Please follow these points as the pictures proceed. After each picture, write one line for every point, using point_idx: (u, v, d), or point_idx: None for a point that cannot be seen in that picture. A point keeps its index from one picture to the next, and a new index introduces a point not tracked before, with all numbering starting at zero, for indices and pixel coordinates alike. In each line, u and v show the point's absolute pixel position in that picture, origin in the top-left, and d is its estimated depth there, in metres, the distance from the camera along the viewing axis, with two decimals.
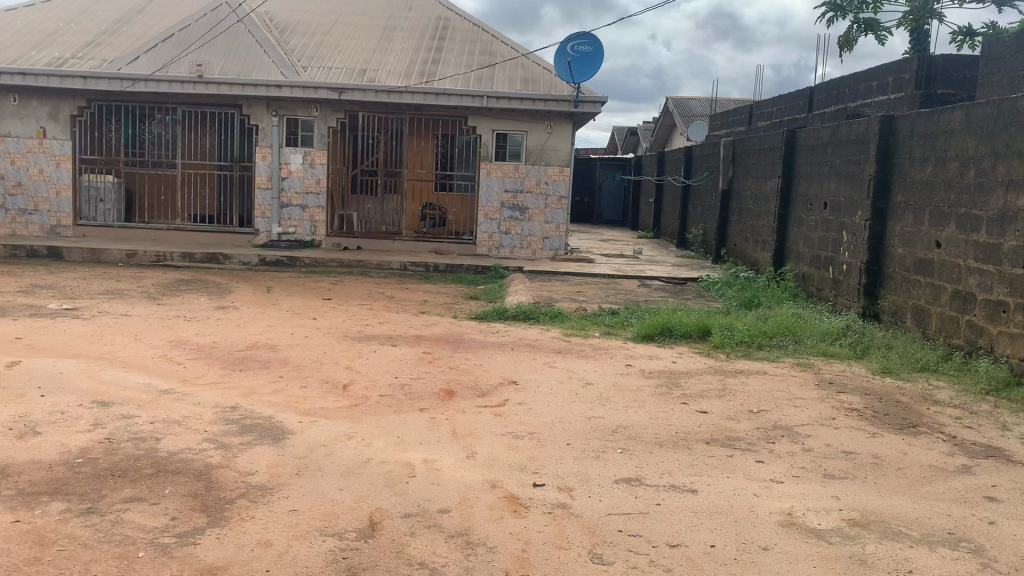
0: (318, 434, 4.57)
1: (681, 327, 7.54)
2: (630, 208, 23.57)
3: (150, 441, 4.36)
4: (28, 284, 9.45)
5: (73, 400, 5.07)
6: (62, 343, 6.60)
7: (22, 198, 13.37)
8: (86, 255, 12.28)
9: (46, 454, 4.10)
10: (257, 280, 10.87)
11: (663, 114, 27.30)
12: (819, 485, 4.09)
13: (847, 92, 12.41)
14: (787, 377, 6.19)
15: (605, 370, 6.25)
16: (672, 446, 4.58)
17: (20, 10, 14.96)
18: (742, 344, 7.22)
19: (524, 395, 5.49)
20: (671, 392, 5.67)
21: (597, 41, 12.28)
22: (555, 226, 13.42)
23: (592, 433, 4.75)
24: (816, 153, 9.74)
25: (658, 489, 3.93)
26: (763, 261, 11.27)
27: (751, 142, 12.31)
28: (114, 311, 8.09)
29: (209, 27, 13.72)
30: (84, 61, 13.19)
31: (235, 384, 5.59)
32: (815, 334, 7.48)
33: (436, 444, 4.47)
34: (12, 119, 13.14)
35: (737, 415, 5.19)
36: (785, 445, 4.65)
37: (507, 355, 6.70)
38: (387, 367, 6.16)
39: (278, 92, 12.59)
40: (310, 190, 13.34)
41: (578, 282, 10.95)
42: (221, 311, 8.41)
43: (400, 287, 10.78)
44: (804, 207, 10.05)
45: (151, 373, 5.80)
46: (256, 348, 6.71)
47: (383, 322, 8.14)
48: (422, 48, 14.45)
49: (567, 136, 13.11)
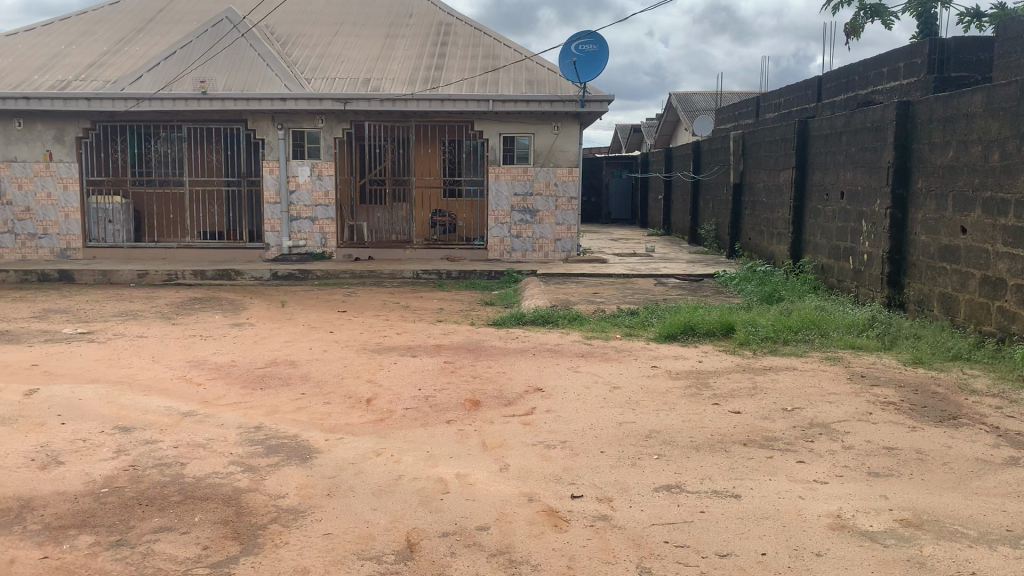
0: (346, 452, 4.48)
1: (704, 325, 7.41)
2: (639, 206, 23.47)
3: (176, 467, 4.27)
4: (41, 309, 9.39)
5: (94, 427, 4.98)
6: (80, 368, 6.52)
7: (30, 223, 13.33)
8: (98, 277, 12.22)
9: (71, 484, 4.01)
10: (270, 295, 10.80)
11: (667, 110, 27.17)
12: (865, 484, 3.96)
13: (857, 79, 12.27)
14: (817, 372, 6.07)
15: (631, 373, 6.13)
16: (709, 449, 4.46)
17: (22, 34, 14.91)
18: (768, 340, 7.10)
19: (552, 403, 5.38)
20: (701, 393, 5.55)
21: (602, 40, 12.18)
22: (567, 227, 13.33)
23: (626, 439, 4.63)
24: (830, 143, 9.60)
25: (700, 496, 3.82)
26: (780, 254, 11.13)
27: (761, 134, 12.16)
28: (129, 333, 8.01)
29: (211, 44, 13.69)
30: (87, 82, 13.14)
31: (257, 403, 5.50)
32: (841, 326, 7.35)
33: (467, 457, 4.36)
34: (18, 144, 13.09)
35: (772, 414, 5.08)
36: (825, 443, 4.53)
37: (530, 361, 6.58)
38: (409, 379, 6.05)
39: (283, 105, 12.51)
40: (319, 202, 13.29)
41: (593, 283, 10.85)
42: (237, 328, 8.33)
43: (414, 296, 10.69)
44: (820, 198, 9.91)
45: (171, 395, 5.71)
46: (276, 364, 6.62)
47: (401, 332, 8.03)
48: (425, 54, 14.37)
49: (576, 136, 13.01)
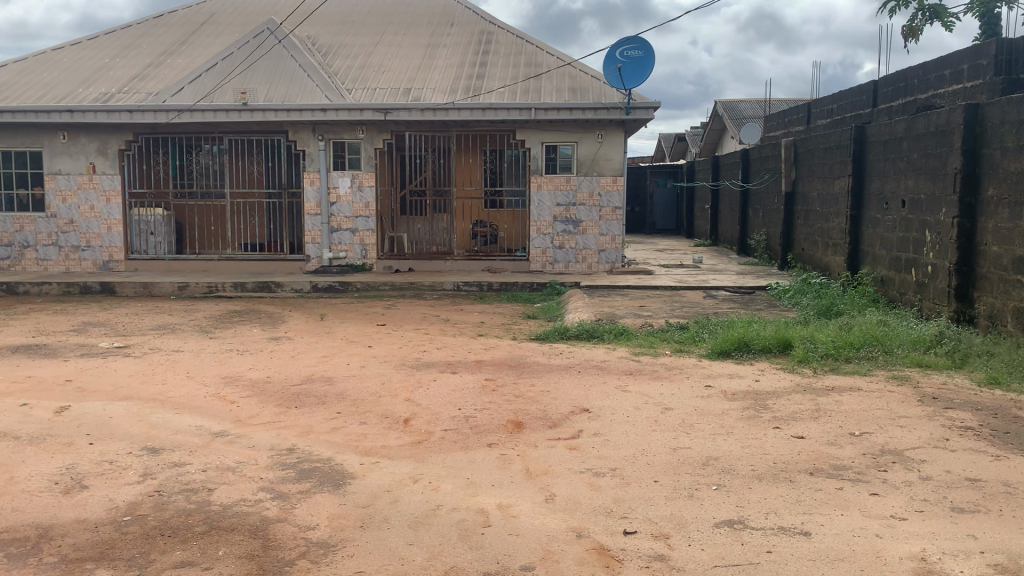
0: (382, 477, 4.21)
1: (759, 342, 7.05)
2: (684, 216, 23.01)
3: (202, 493, 4.04)
4: (80, 322, 9.31)
5: (122, 448, 4.78)
6: (113, 384, 6.36)
7: (74, 235, 13.39)
8: (139, 289, 12.20)
9: (93, 511, 3.80)
10: (309, 308, 10.62)
11: (712, 118, 26.68)
12: (949, 521, 3.57)
13: (916, 82, 11.78)
14: (884, 394, 5.64)
15: (683, 393, 5.77)
16: (773, 479, 4.11)
17: (68, 48, 15.03)
18: (828, 358, 6.72)
19: (600, 425, 5.06)
20: (760, 416, 5.19)
21: (647, 45, 11.86)
22: (611, 238, 12.99)
23: (681, 467, 4.31)
24: (890, 148, 9.16)
25: (766, 533, 3.47)
26: (836, 265, 10.68)
27: (815, 140, 11.71)
28: (165, 347, 7.87)
29: (253, 55, 13.66)
30: (129, 95, 13.16)
31: (291, 423, 5.27)
32: (905, 342, 6.92)
33: (510, 486, 4.06)
34: (62, 157, 13.15)
35: (839, 440, 4.71)
36: (900, 473, 4.15)
37: (575, 379, 6.27)
38: (449, 398, 5.77)
39: (324, 116, 12.38)
40: (360, 214, 13.14)
41: (639, 296, 10.51)
42: (275, 342, 8.15)
43: (455, 309, 10.44)
44: (879, 207, 9.47)
45: (203, 414, 5.51)
46: (312, 381, 6.40)
47: (441, 347, 7.78)
48: (466, 63, 14.19)
49: (620, 145, 12.69)
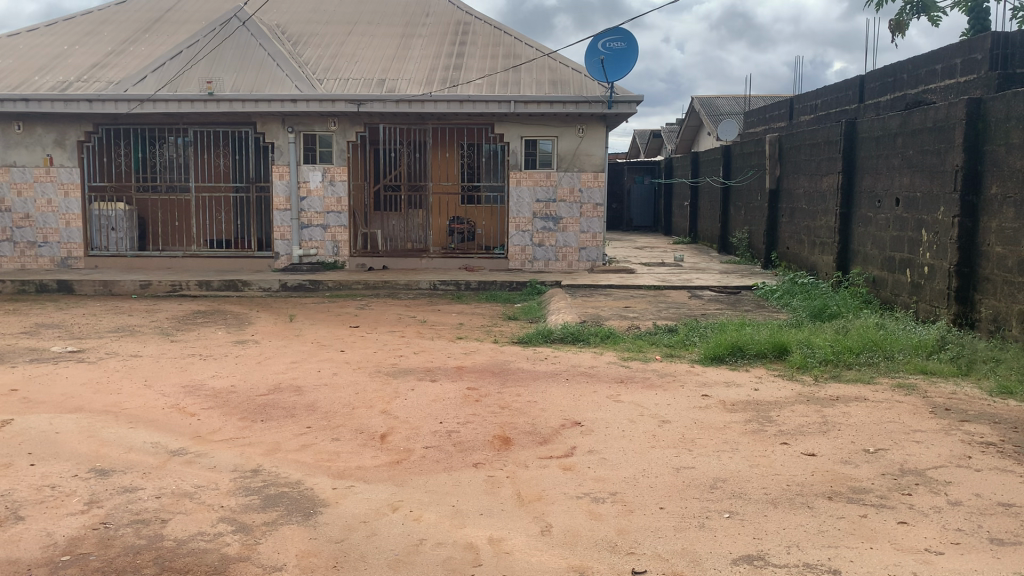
0: (357, 504, 3.80)
1: (755, 346, 6.71)
2: (663, 213, 22.70)
3: (155, 525, 3.59)
4: (34, 324, 8.75)
5: (67, 469, 4.31)
6: (62, 395, 5.84)
7: (30, 231, 12.75)
8: (98, 288, 11.62)
9: (27, 549, 3.34)
10: (278, 308, 10.13)
11: (689, 114, 26.47)
12: (990, 556, 3.21)
13: (906, 78, 11.53)
14: (893, 405, 5.29)
15: (680, 404, 5.38)
16: (789, 505, 3.74)
17: (24, 34, 14.35)
18: (827, 364, 6.38)
19: (594, 441, 4.66)
20: (765, 430, 4.82)
21: (630, 35, 11.46)
22: (592, 235, 12.62)
23: (688, 491, 3.92)
24: (883, 145, 8.87)
25: (790, 572, 3.10)
26: (824, 265, 10.38)
27: (801, 136, 11.41)
28: (122, 352, 7.35)
29: (218, 43, 13.10)
30: (89, 83, 12.55)
31: (255, 439, 4.82)
32: (907, 347, 6.60)
33: (500, 515, 3.65)
34: (17, 148, 12.51)
35: (853, 458, 4.36)
36: (927, 498, 3.79)
37: (563, 388, 5.86)
38: (428, 410, 5.34)
39: (294, 107, 11.87)
40: (331, 209, 12.65)
41: (623, 296, 10.14)
42: (241, 346, 7.65)
43: (431, 309, 10.00)
44: (870, 205, 9.18)
45: (160, 429, 5.04)
46: (280, 390, 5.94)
47: (418, 351, 7.34)
48: (443, 53, 13.74)
49: (601, 140, 12.33)
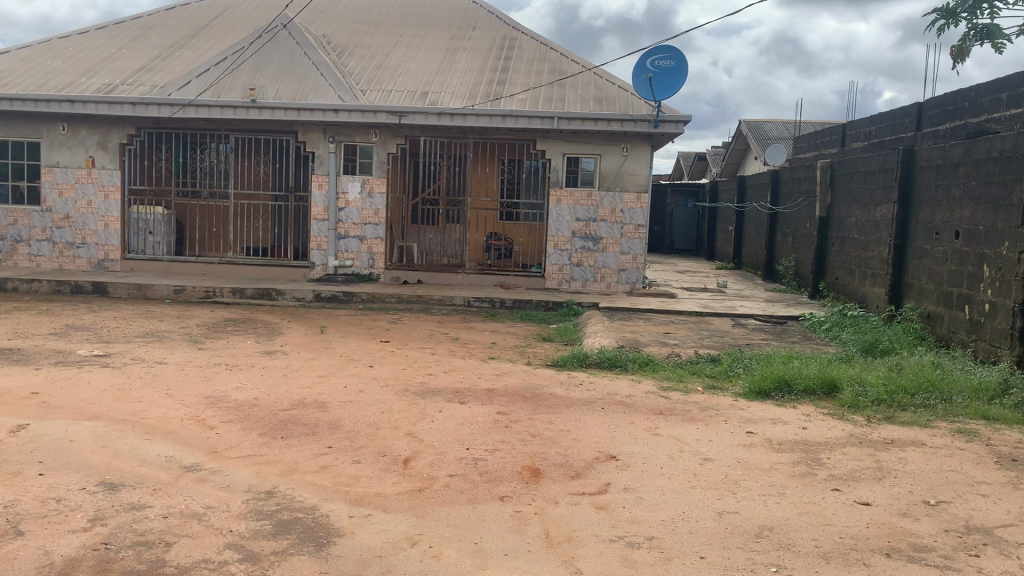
0: (375, 536, 3.54)
1: (802, 382, 6.35)
2: (705, 236, 22.30)
3: (158, 549, 3.36)
4: (64, 325, 8.66)
5: (76, 482, 4.11)
6: (82, 401, 5.69)
7: (69, 231, 12.78)
8: (132, 291, 11.58)
9: (20, 570, 3.13)
10: (310, 319, 9.95)
11: (735, 137, 26.08)
12: None
13: (968, 106, 11.09)
14: (954, 452, 4.90)
15: (722, 441, 5.06)
16: (844, 562, 3.41)
17: (75, 36, 14.50)
18: (880, 404, 6.00)
19: (630, 478, 4.36)
20: (814, 474, 4.48)
21: (679, 54, 11.19)
22: (632, 257, 12.28)
23: (732, 539, 3.60)
24: (943, 175, 8.47)
25: None
26: (874, 297, 9.96)
27: (854, 163, 11.01)
28: (149, 358, 7.21)
29: (264, 51, 13.08)
30: (134, 87, 12.58)
31: (273, 457, 4.60)
32: (966, 390, 6.19)
33: (526, 557, 3.37)
34: (61, 148, 12.57)
35: (912, 510, 4.01)
36: (998, 561, 3.43)
37: (599, 417, 5.55)
38: (454, 435, 5.08)
39: (336, 117, 11.76)
40: (369, 221, 12.50)
41: (663, 321, 9.82)
42: (268, 357, 7.46)
43: (464, 327, 9.76)
44: (927, 237, 8.76)
45: (177, 442, 4.84)
46: (304, 406, 5.73)
47: (449, 370, 7.09)
48: (488, 68, 13.59)
49: (646, 159, 12.04)
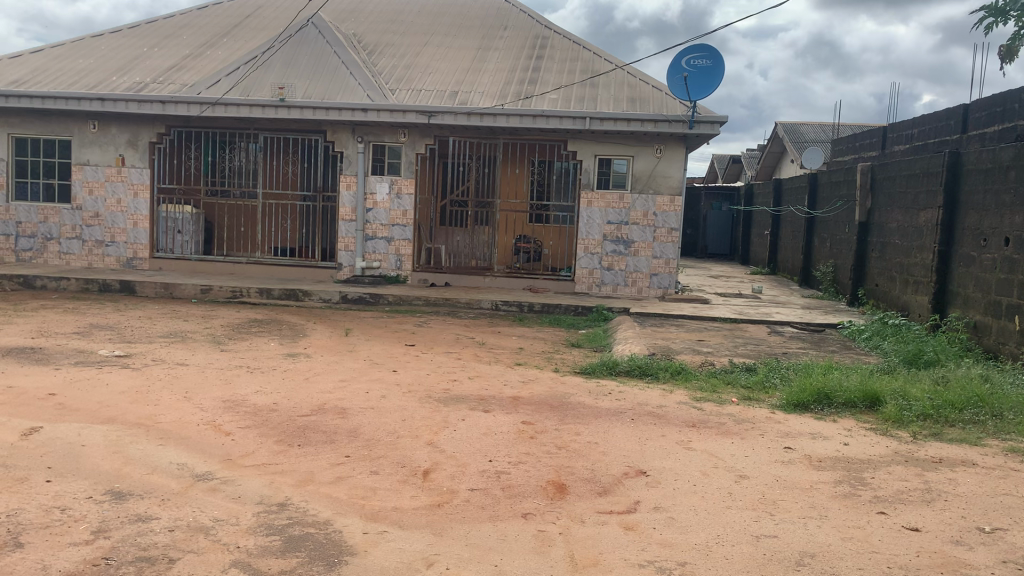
0: (389, 556, 3.34)
1: (843, 395, 6.06)
2: (740, 241, 21.90)
3: (160, 565, 3.19)
4: (88, 325, 8.58)
5: (83, 489, 3.96)
6: (98, 403, 5.56)
7: (98, 229, 12.78)
8: (160, 290, 11.56)
9: None
10: (336, 321, 9.80)
11: (772, 140, 25.63)
12: None
13: (1017, 108, 10.69)
14: (1008, 473, 4.60)
15: (759, 457, 4.80)
16: None
17: (108, 35, 14.53)
18: (925, 419, 5.69)
19: (661, 496, 4.12)
20: (858, 496, 4.21)
21: (716, 52, 10.90)
22: (664, 261, 11.99)
23: (770, 567, 3.35)
24: (992, 178, 8.11)
25: None
26: (917, 305, 9.59)
27: (896, 166, 10.65)
28: (169, 360, 7.08)
29: (294, 50, 12.99)
30: (163, 85, 12.55)
31: (288, 467, 4.42)
32: (1018, 405, 5.86)
33: None
34: (91, 147, 12.59)
35: (965, 537, 3.72)
36: None
37: (628, 429, 5.31)
38: (477, 446, 4.87)
39: (364, 116, 11.63)
40: (397, 222, 12.35)
41: (695, 328, 9.54)
42: (291, 360, 7.31)
43: (492, 331, 9.54)
44: (974, 244, 8.40)
45: (191, 448, 4.69)
46: (323, 412, 5.55)
47: (474, 376, 6.88)
48: (519, 67, 13.39)
49: (680, 161, 11.76)
